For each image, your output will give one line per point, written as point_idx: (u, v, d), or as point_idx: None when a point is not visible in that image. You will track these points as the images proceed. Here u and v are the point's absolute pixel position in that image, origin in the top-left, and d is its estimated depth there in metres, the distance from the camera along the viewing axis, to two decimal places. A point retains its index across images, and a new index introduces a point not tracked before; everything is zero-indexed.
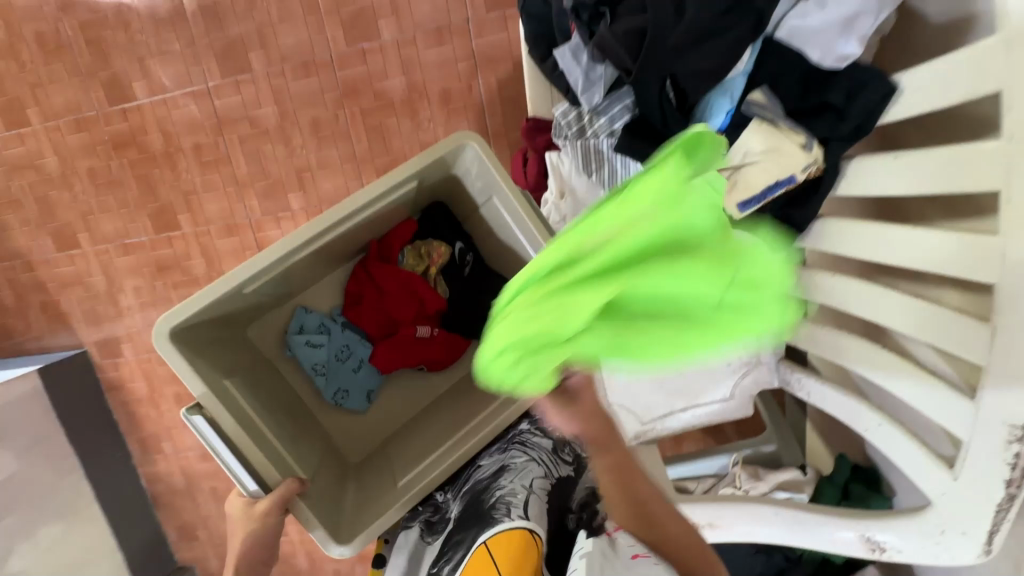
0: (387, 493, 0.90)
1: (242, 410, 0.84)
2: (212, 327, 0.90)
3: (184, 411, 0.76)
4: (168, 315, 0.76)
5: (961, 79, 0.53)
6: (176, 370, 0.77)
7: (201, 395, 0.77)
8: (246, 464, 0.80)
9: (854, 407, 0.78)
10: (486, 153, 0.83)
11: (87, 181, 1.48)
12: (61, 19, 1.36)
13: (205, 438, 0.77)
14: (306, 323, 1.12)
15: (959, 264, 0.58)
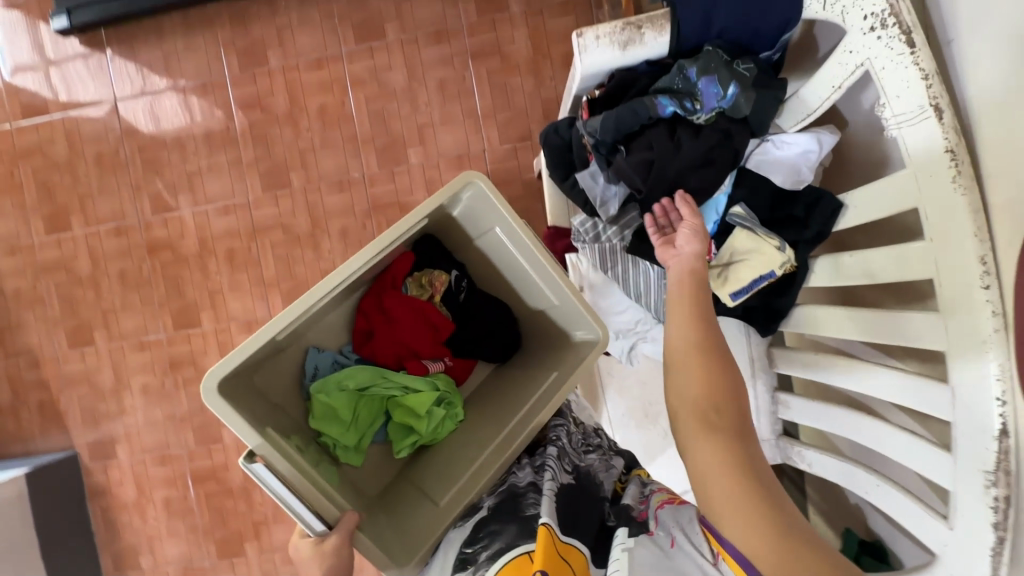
0: (433, 514, 0.89)
1: (286, 447, 0.80)
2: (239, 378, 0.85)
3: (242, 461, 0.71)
4: (212, 370, 0.74)
5: (889, 198, 0.72)
6: (231, 427, 0.74)
7: (256, 440, 0.74)
8: (310, 504, 0.77)
9: (849, 470, 0.86)
10: (491, 188, 0.87)
11: (115, 282, 1.56)
12: (123, 142, 1.55)
13: (262, 484, 0.73)
14: (319, 364, 1.05)
15: (915, 335, 0.72)
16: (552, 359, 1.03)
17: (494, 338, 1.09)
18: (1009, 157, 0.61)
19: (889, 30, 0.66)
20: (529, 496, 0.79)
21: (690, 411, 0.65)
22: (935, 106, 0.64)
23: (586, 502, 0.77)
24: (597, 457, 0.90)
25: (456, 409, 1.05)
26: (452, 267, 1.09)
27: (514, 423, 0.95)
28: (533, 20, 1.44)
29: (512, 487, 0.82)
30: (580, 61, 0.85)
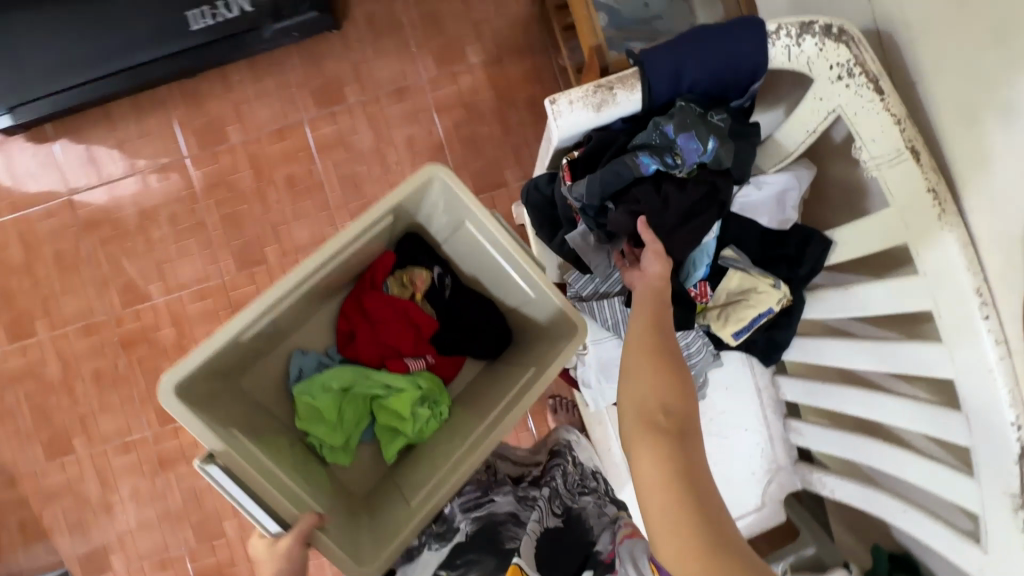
0: (400, 515, 0.90)
1: (250, 452, 0.85)
2: (211, 380, 0.89)
3: (196, 461, 0.76)
4: (171, 372, 0.78)
5: (877, 237, 0.74)
6: (191, 430, 0.78)
7: (213, 444, 0.78)
8: (267, 508, 0.80)
9: (875, 496, 0.87)
10: (454, 181, 0.87)
11: (90, 383, 1.48)
12: (82, 236, 1.48)
13: (219, 486, 0.77)
14: (305, 366, 1.07)
15: (921, 365, 0.74)
16: (532, 349, 1.01)
17: (475, 335, 1.07)
18: (991, 192, 0.63)
19: (856, 78, 0.68)
20: (510, 530, 0.84)
21: (638, 413, 0.63)
22: (910, 147, 0.66)
23: (568, 544, 0.82)
24: (593, 500, 0.90)
25: (441, 408, 1.06)
26: (434, 264, 1.08)
27: (488, 418, 0.94)
28: (494, 68, 1.45)
29: (491, 515, 0.86)
30: (556, 125, 0.85)
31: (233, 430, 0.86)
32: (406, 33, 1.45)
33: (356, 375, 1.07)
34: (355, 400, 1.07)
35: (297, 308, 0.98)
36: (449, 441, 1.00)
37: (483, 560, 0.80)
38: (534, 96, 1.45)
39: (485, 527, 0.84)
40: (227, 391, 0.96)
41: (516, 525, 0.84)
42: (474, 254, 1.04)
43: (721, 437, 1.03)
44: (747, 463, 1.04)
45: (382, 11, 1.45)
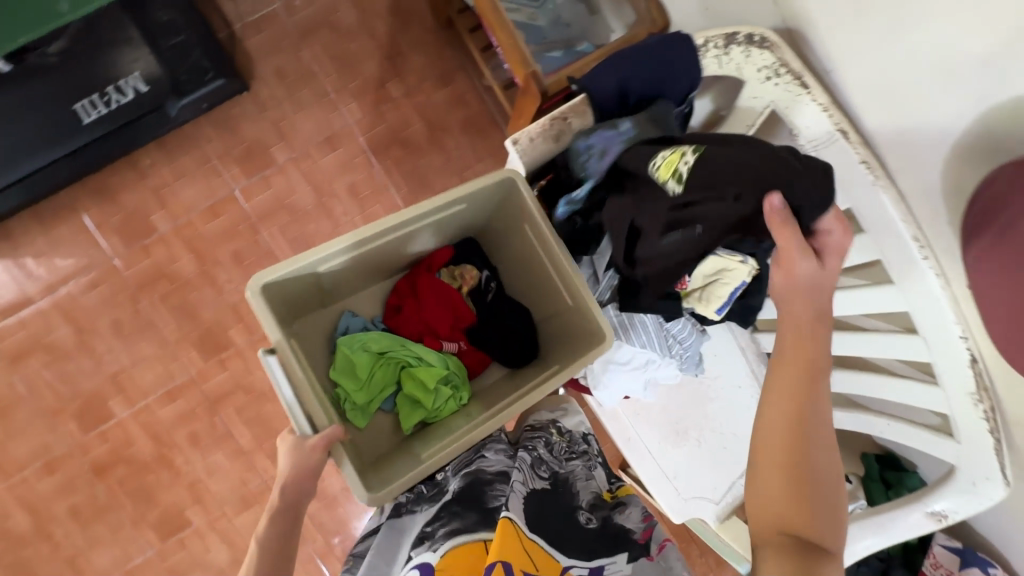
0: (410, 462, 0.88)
1: (301, 364, 0.85)
2: (283, 299, 0.92)
3: (264, 347, 0.79)
4: (267, 270, 0.83)
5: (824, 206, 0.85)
6: (258, 317, 0.81)
7: (275, 334, 0.81)
8: (301, 402, 0.79)
9: (861, 418, 1.00)
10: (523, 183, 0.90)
11: (70, 522, 1.36)
12: (15, 371, 1.33)
13: (271, 371, 0.79)
14: (352, 325, 1.05)
15: (880, 304, 0.86)
16: (558, 351, 1.02)
17: (502, 336, 1.06)
18: (909, 155, 0.74)
19: (783, 77, 0.78)
20: (495, 487, 0.82)
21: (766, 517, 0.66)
22: (839, 128, 0.76)
23: (553, 504, 0.81)
24: (580, 464, 0.96)
25: (463, 392, 1.03)
26: (485, 267, 1.09)
27: (518, 393, 0.96)
28: (419, 98, 1.44)
29: (478, 475, 0.84)
30: (522, 163, 0.89)
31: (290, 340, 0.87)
32: (321, 81, 1.41)
33: (394, 341, 1.02)
34: (386, 367, 1.02)
35: (366, 268, 1.01)
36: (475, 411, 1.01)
37: (466, 513, 0.76)
38: (466, 117, 1.46)
39: (473, 488, 0.82)
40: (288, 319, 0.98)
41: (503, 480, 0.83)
42: (518, 258, 1.05)
43: (722, 399, 1.14)
44: (746, 415, 1.14)
45: (289, 62, 1.40)
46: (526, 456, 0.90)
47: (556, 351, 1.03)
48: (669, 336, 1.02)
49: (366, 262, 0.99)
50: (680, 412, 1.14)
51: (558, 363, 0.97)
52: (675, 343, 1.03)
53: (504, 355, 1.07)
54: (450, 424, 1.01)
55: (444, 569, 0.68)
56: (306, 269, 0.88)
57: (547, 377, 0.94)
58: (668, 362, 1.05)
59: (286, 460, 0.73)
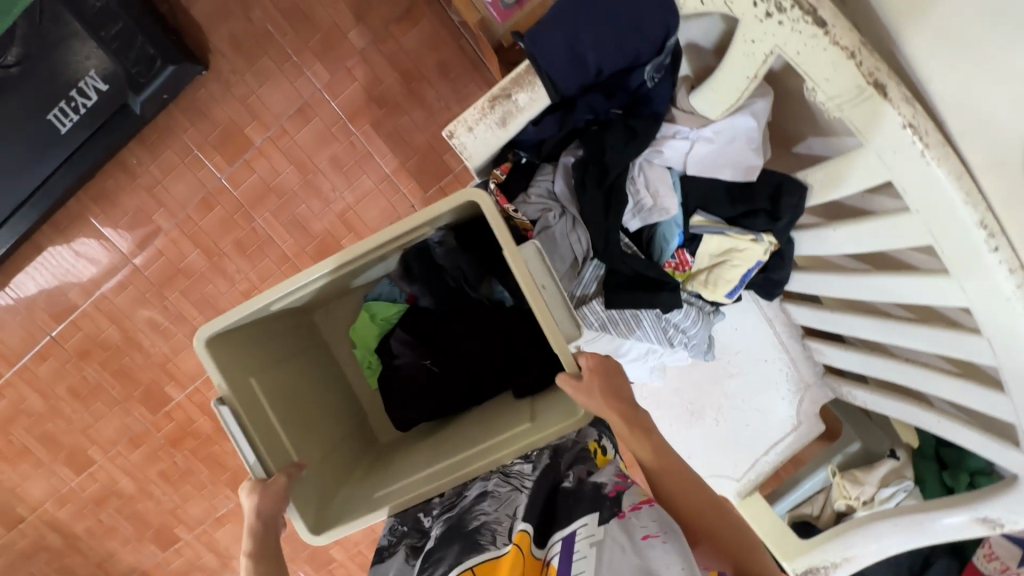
0: (370, 493, 0.75)
1: (263, 409, 0.71)
2: (270, 321, 0.79)
3: (214, 401, 0.64)
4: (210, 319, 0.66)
5: (855, 180, 0.64)
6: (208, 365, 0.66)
7: (224, 383, 0.66)
8: (252, 440, 0.67)
9: (908, 408, 0.86)
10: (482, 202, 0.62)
11: (163, 483, 1.59)
12: (84, 366, 1.49)
13: (228, 421, 0.66)
14: (382, 291, 0.90)
15: (929, 296, 0.66)
16: (543, 404, 0.73)
17: (487, 349, 0.85)
18: (979, 119, 0.51)
19: (789, 12, 0.54)
20: (479, 507, 0.66)
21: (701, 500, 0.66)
22: (873, 82, 0.53)
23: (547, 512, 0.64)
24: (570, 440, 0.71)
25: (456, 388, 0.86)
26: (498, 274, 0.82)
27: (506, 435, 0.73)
28: (388, 45, 1.26)
29: (459, 507, 0.68)
30: (468, 160, 0.74)
31: (249, 377, 0.71)
32: (279, 42, 1.26)
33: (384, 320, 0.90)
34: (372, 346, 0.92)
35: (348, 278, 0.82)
36: (467, 434, 0.77)
37: (446, 548, 0.63)
38: (444, 61, 1.27)
39: (456, 517, 0.66)
40: (279, 330, 0.82)
41: (490, 500, 0.67)
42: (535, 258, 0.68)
43: (743, 374, 1.02)
44: (776, 393, 1.03)
45: (242, 27, 1.25)
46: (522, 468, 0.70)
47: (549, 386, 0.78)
48: (669, 325, 0.88)
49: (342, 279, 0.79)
50: (694, 393, 1.03)
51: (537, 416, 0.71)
52: (678, 333, 0.89)
53: (483, 390, 0.87)
54: (445, 436, 0.83)
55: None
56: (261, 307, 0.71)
57: (518, 441, 0.67)
58: (673, 350, 0.93)
59: (249, 511, 0.63)
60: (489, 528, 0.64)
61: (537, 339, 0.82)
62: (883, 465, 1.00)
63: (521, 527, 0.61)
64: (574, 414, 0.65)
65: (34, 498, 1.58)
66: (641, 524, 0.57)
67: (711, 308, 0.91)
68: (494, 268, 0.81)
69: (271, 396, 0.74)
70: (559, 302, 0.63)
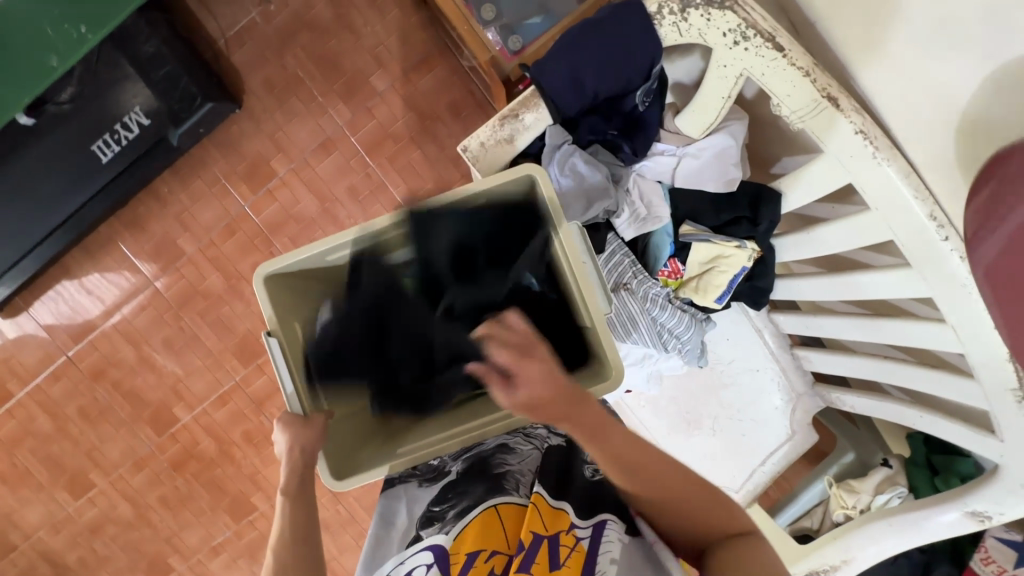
0: (393, 450, 0.78)
1: (304, 354, 0.76)
2: None
3: (263, 330, 0.70)
4: (273, 258, 0.73)
5: (822, 184, 0.73)
6: (261, 299, 0.72)
7: (273, 316, 0.72)
8: (293, 375, 0.72)
9: (892, 408, 0.90)
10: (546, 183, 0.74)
11: (162, 509, 1.58)
12: (96, 386, 1.53)
13: (274, 357, 0.71)
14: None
15: (898, 288, 0.73)
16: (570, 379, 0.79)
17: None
18: (916, 123, 0.61)
19: (753, 40, 0.65)
20: (500, 456, 0.73)
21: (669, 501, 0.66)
22: (827, 96, 0.63)
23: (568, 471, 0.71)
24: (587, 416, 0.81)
25: None
26: None
27: None
28: (405, 88, 1.40)
29: (480, 449, 0.74)
30: (478, 171, 0.82)
31: (296, 321, 0.76)
32: (307, 85, 1.40)
33: None
34: None
35: None
36: (496, 404, 0.81)
37: (472, 485, 0.69)
38: (454, 102, 1.40)
39: (479, 460, 0.73)
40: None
41: (513, 454, 0.74)
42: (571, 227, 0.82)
43: (736, 384, 1.07)
44: (767, 402, 1.07)
45: (275, 72, 1.39)
46: (541, 432, 0.79)
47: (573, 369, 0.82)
48: (663, 330, 0.94)
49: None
50: (690, 402, 1.07)
51: None
52: (672, 337, 0.95)
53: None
54: (469, 410, 0.85)
55: (456, 553, 0.62)
56: (315, 258, 0.78)
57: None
58: (668, 356, 0.98)
59: (286, 444, 0.68)
60: (513, 476, 0.70)
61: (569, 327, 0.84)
62: (878, 474, 1.03)
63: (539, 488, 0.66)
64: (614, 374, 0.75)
65: (31, 524, 1.57)
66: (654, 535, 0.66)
67: (703, 316, 0.98)
68: None
69: None
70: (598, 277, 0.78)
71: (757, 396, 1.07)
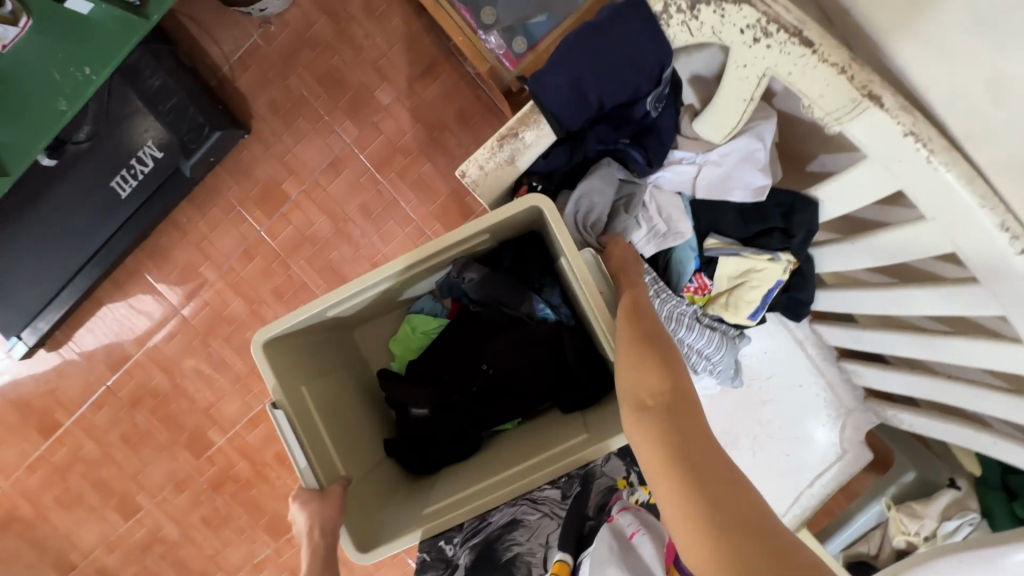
0: (416, 508, 0.74)
1: (312, 417, 0.72)
2: (324, 330, 0.80)
3: (268, 404, 0.66)
4: (271, 323, 0.68)
5: (868, 190, 0.64)
6: (262, 373, 0.68)
7: (277, 387, 0.67)
8: (303, 445, 0.68)
9: (960, 430, 0.81)
10: (554, 216, 0.68)
11: (204, 528, 1.62)
12: (135, 413, 1.57)
13: (282, 431, 0.66)
14: (426, 306, 0.90)
15: (963, 305, 0.64)
16: (598, 416, 0.73)
17: (538, 371, 0.83)
18: (977, 121, 0.51)
19: (775, 36, 0.56)
20: (510, 537, 0.70)
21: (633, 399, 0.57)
22: (867, 94, 0.54)
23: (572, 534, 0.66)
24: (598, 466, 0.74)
25: (501, 403, 0.84)
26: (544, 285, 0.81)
27: (556, 451, 0.70)
28: (410, 100, 1.35)
29: (487, 534, 0.71)
30: (479, 196, 0.79)
31: (300, 386, 0.72)
32: (313, 104, 1.37)
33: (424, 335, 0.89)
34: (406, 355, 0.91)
35: (396, 291, 0.82)
36: (517, 451, 0.76)
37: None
38: (462, 110, 1.35)
39: (485, 547, 0.70)
40: (324, 345, 0.82)
41: (521, 529, 0.70)
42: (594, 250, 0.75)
43: (778, 401, 0.98)
44: (813, 422, 0.98)
45: (280, 93, 1.37)
46: (550, 494, 0.73)
47: (594, 402, 0.77)
48: (690, 351, 0.86)
49: (404, 285, 0.81)
50: (727, 423, 0.99)
51: (589, 433, 0.70)
52: (702, 359, 0.88)
53: (535, 402, 0.84)
54: (489, 454, 0.81)
55: None
56: (316, 316, 0.73)
57: (570, 455, 0.68)
58: (698, 377, 0.92)
59: (305, 523, 0.64)
60: (523, 560, 0.68)
61: (590, 357, 0.79)
62: (943, 496, 0.92)
63: (557, 559, 0.63)
64: None
65: (87, 545, 1.64)
66: (629, 525, 0.62)
67: (736, 333, 0.90)
68: (530, 282, 0.81)
69: (321, 405, 0.75)
70: (615, 306, 0.70)
71: (802, 416, 0.98)
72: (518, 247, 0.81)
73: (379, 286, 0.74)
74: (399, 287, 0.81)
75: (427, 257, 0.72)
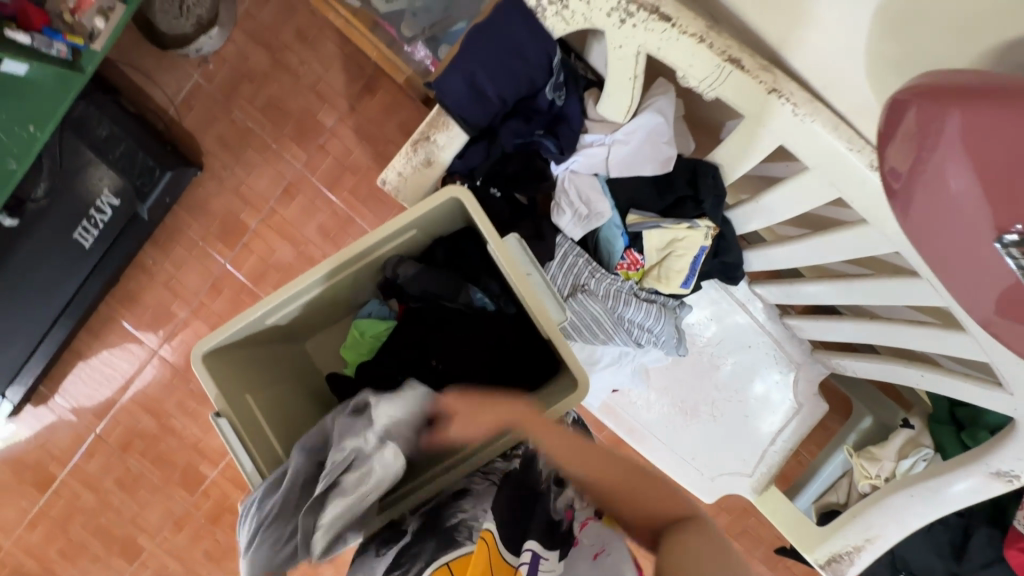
0: None
1: (258, 423, 0.76)
2: (268, 340, 0.85)
3: (210, 413, 0.69)
4: (209, 334, 0.72)
5: (758, 147, 0.67)
6: (202, 383, 0.71)
7: (218, 396, 0.71)
8: (249, 451, 0.71)
9: (894, 368, 0.84)
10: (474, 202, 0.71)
11: (208, 562, 1.64)
12: (126, 457, 1.60)
13: (225, 438, 0.70)
14: (373, 310, 0.93)
15: (863, 246, 0.67)
16: (542, 393, 0.77)
17: None
18: (831, 72, 0.56)
19: (637, 15, 0.59)
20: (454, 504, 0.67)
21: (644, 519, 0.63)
22: (728, 58, 0.58)
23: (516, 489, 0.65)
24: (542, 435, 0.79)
25: None
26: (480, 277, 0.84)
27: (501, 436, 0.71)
28: (353, 118, 1.39)
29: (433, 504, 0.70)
30: (402, 200, 0.81)
31: (244, 394, 0.76)
32: (260, 134, 1.41)
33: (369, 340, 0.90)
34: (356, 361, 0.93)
35: (337, 296, 0.86)
36: None
37: (423, 543, 0.62)
38: (404, 122, 1.39)
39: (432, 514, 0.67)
40: (271, 356, 0.86)
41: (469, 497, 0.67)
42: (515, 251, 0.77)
43: (729, 363, 1.01)
44: (765, 378, 1.01)
45: (227, 128, 1.41)
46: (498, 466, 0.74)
47: (536, 382, 0.81)
48: (632, 326, 0.90)
49: (344, 286, 0.84)
50: (682, 391, 1.02)
51: None
52: (644, 332, 0.91)
53: None
54: None
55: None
56: (254, 324, 0.77)
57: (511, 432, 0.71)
58: (645, 349, 0.95)
59: None
60: (466, 524, 0.62)
61: (531, 339, 0.83)
62: (897, 437, 0.95)
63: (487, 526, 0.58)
64: (575, 391, 0.70)
65: None
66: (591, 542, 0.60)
67: (675, 303, 0.94)
68: (466, 274, 0.84)
69: (268, 413, 0.79)
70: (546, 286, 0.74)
71: (752, 375, 1.01)
72: (449, 244, 0.86)
73: (314, 292, 0.79)
74: (338, 291, 0.85)
75: (356, 256, 0.76)
